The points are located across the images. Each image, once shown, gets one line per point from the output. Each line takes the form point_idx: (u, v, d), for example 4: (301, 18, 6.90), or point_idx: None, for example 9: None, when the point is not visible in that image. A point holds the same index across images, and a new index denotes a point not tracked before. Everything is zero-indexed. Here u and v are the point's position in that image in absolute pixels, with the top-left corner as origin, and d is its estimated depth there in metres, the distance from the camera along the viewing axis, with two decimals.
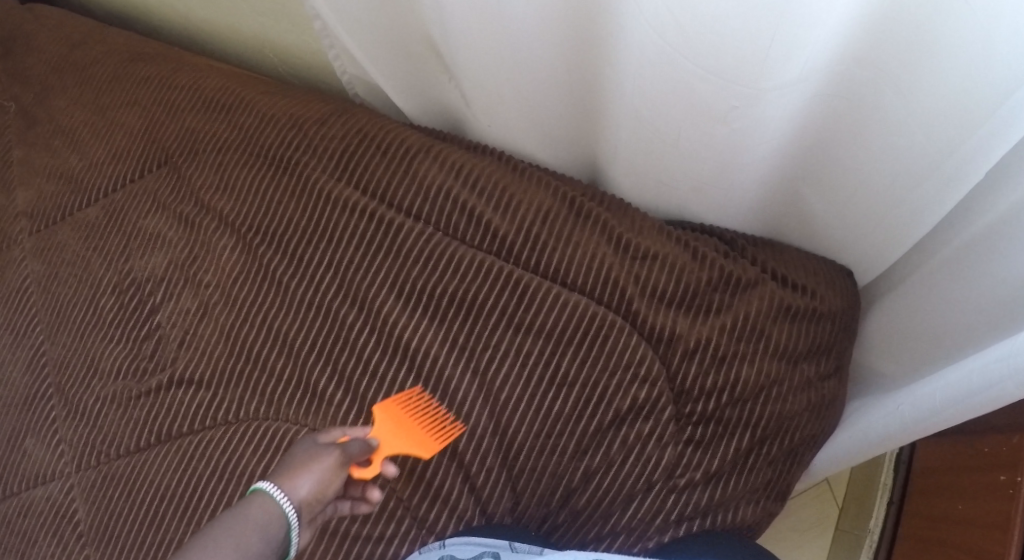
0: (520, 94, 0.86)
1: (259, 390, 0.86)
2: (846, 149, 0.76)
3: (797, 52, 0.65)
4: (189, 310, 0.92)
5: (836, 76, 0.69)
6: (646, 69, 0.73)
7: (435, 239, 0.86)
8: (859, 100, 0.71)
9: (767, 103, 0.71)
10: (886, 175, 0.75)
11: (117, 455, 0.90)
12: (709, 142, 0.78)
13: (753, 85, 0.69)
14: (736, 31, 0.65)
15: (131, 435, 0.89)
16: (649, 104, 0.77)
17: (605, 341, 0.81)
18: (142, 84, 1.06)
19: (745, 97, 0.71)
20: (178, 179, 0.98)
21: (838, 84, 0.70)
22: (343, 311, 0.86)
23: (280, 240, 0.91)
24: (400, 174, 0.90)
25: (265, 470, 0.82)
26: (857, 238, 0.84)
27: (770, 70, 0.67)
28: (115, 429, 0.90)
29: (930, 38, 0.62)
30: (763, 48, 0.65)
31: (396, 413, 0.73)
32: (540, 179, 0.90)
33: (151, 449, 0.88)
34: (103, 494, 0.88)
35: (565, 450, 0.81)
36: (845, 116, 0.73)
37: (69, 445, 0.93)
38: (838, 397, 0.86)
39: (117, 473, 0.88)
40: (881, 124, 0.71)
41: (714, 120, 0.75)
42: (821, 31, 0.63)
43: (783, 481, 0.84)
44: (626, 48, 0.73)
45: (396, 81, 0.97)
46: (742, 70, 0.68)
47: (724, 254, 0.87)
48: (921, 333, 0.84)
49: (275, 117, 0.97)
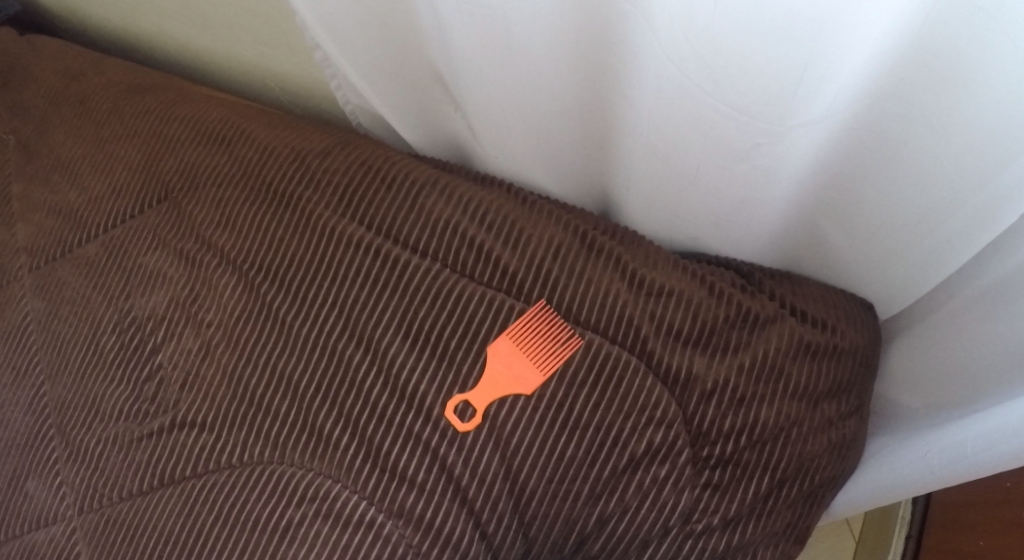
0: (529, 124, 0.83)
1: (263, 432, 0.83)
2: (868, 183, 0.73)
3: (824, 88, 0.62)
4: (190, 350, 0.88)
5: (863, 110, 0.66)
6: (664, 104, 0.71)
7: (442, 276, 0.83)
8: (886, 135, 0.68)
9: (792, 139, 0.68)
10: (913, 212, 0.72)
11: (120, 499, 0.87)
12: (730, 178, 0.75)
13: (777, 121, 0.66)
14: (762, 66, 0.62)
15: (135, 478, 0.86)
16: (667, 141, 0.75)
17: (619, 382, 0.78)
18: (141, 116, 1.04)
19: (769, 133, 0.68)
20: (179, 215, 0.95)
21: (865, 120, 0.67)
22: (348, 352, 0.82)
23: (283, 278, 0.87)
24: (406, 209, 0.87)
25: (272, 515, 0.79)
26: (880, 274, 0.81)
27: (795, 107, 0.65)
28: (116, 473, 0.88)
29: (964, 71, 0.59)
30: (784, 74, 0.62)
31: (509, 346, 0.80)
32: (549, 211, 0.87)
33: (155, 492, 0.85)
34: (106, 538, 0.85)
35: (578, 495, 0.78)
36: (871, 151, 0.70)
37: (72, 486, 0.90)
38: (860, 435, 0.83)
39: (121, 516, 0.85)
40: (909, 160, 0.68)
41: (735, 158, 0.72)
42: (850, 67, 0.61)
43: (802, 524, 0.81)
44: (643, 83, 0.71)
45: (400, 110, 0.95)
46: (763, 98, 0.65)
47: (741, 288, 0.83)
48: (955, 374, 0.81)
49: (276, 150, 0.95)
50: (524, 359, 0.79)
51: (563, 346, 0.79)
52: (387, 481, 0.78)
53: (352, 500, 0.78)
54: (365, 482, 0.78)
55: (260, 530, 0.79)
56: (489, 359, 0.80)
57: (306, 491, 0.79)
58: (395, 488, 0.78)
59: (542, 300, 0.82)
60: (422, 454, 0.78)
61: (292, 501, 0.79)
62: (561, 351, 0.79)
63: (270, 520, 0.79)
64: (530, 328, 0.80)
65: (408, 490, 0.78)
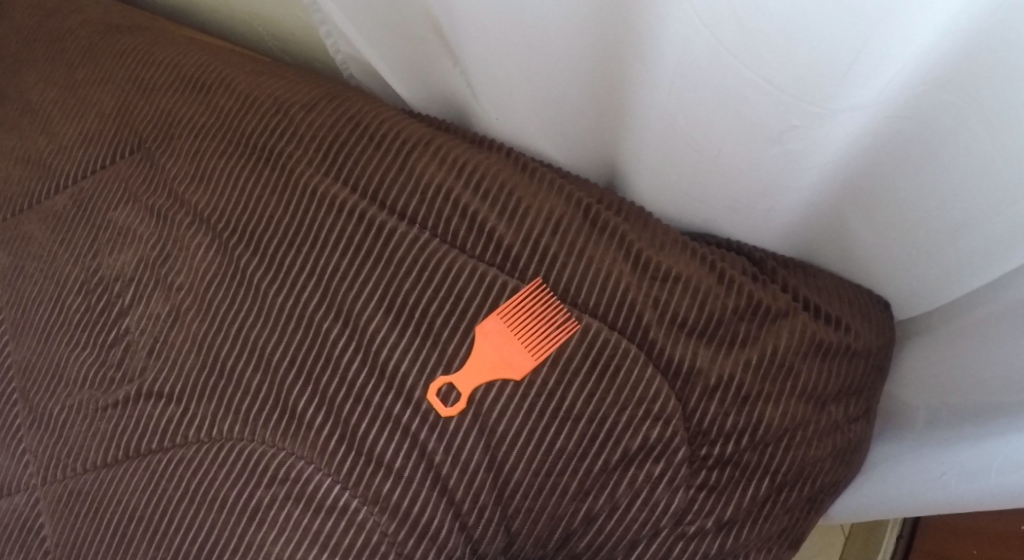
0: (536, 85, 0.77)
1: (232, 406, 0.77)
2: (904, 177, 0.67)
3: (875, 65, 0.56)
4: (159, 315, 0.82)
5: (914, 97, 0.60)
6: (691, 73, 0.64)
7: (431, 246, 0.77)
8: (935, 128, 0.61)
9: (831, 120, 0.61)
10: (951, 214, 0.66)
11: (84, 470, 0.82)
12: (756, 161, 0.69)
13: (817, 99, 0.60)
14: (810, 35, 0.56)
15: (99, 449, 0.81)
16: (691, 116, 0.68)
17: (616, 371, 0.72)
18: (117, 59, 0.98)
19: (805, 113, 0.62)
20: (152, 168, 0.89)
21: (914, 109, 0.61)
22: (325, 324, 0.76)
23: (259, 242, 0.81)
24: (395, 170, 0.81)
25: (239, 496, 0.74)
26: (906, 272, 0.74)
27: (840, 85, 0.58)
28: (80, 443, 0.82)
29: None
30: (824, 40, 0.55)
31: (500, 328, 0.73)
32: (552, 180, 0.81)
33: (119, 466, 0.80)
34: (71, 510, 0.81)
35: (565, 490, 0.72)
36: (914, 143, 0.63)
37: (36, 455, 0.85)
38: (866, 438, 0.78)
39: (85, 488, 0.81)
40: (956, 155, 0.62)
41: (765, 138, 0.66)
42: (908, 43, 0.54)
43: (798, 529, 0.76)
44: (668, 47, 0.65)
45: (394, 62, 0.89)
46: (800, 68, 0.58)
47: (752, 277, 0.77)
48: (971, 383, 0.75)
49: (257, 100, 0.88)
50: (514, 342, 0.73)
51: (559, 330, 0.73)
52: (363, 465, 0.72)
53: (325, 484, 0.72)
54: (339, 466, 0.73)
55: (227, 511, 0.74)
56: (477, 342, 0.73)
57: (276, 472, 0.74)
58: (371, 473, 0.72)
59: (538, 279, 0.75)
60: (402, 438, 0.72)
61: (262, 482, 0.74)
62: (555, 335, 0.73)
63: (238, 502, 0.74)
64: (524, 310, 0.74)
65: (385, 477, 0.72)
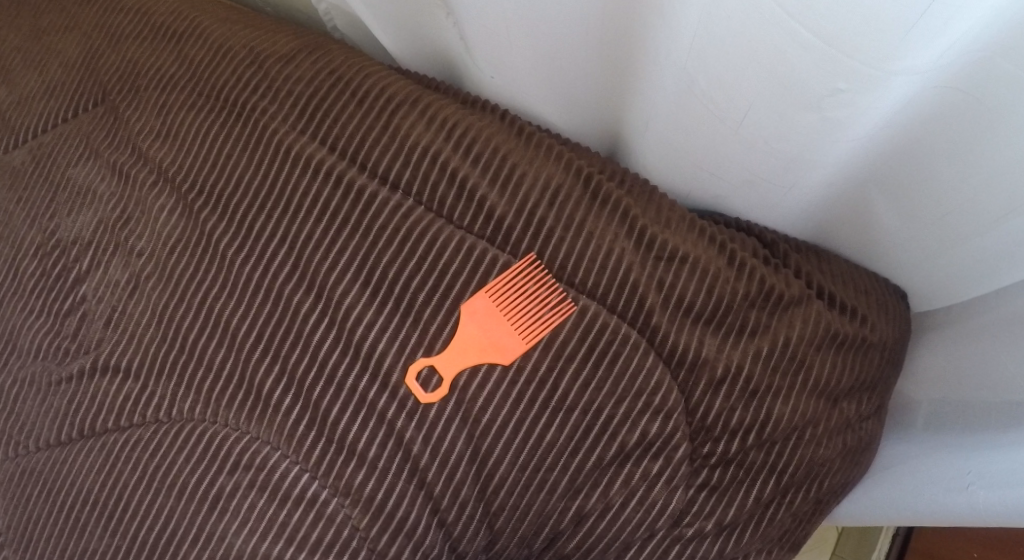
0: (540, 41, 0.70)
1: (194, 385, 0.70)
2: (940, 156, 0.60)
3: (937, 25, 0.50)
4: (118, 282, 0.75)
5: (970, 66, 0.53)
6: (719, 25, 0.57)
7: (416, 215, 0.70)
8: (988, 103, 0.55)
9: (881, 88, 0.55)
10: (990, 202, 0.60)
11: (36, 448, 0.75)
12: (783, 132, 0.62)
13: (868, 61, 0.53)
14: None
15: (53, 426, 0.74)
16: (715, 75, 0.62)
17: (614, 360, 0.65)
18: (85, 5, 0.91)
19: (853, 76, 0.55)
20: (115, 121, 0.82)
21: (968, 79, 0.54)
22: (296, 298, 0.70)
23: (228, 205, 0.74)
24: (378, 130, 0.74)
25: (200, 482, 0.67)
26: (932, 262, 0.69)
27: (893, 45, 0.51)
28: (33, 419, 0.76)
29: None
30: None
31: (489, 306, 0.67)
32: (551, 148, 0.74)
33: (74, 445, 0.73)
34: (22, 492, 0.74)
35: (555, 487, 0.66)
36: (961, 120, 0.57)
37: None
38: (877, 438, 0.72)
39: (37, 469, 0.74)
40: (1007, 137, 0.56)
41: (801, 106, 0.59)
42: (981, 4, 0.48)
43: (801, 532, 0.70)
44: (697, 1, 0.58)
45: (381, 15, 0.82)
46: (852, 24, 0.51)
47: (764, 260, 0.71)
48: (980, 383, 0.69)
49: (231, 50, 0.81)
50: (503, 322, 0.66)
51: (553, 312, 0.66)
52: (334, 454, 0.66)
53: (293, 473, 0.66)
54: (309, 452, 0.66)
55: (187, 498, 0.67)
56: (460, 322, 0.67)
57: (239, 459, 0.67)
58: (342, 462, 0.66)
59: (531, 255, 0.69)
60: (378, 427, 0.66)
61: (224, 469, 0.67)
62: (548, 317, 0.66)
63: (198, 488, 0.67)
64: (517, 289, 0.67)
65: (358, 467, 0.65)
